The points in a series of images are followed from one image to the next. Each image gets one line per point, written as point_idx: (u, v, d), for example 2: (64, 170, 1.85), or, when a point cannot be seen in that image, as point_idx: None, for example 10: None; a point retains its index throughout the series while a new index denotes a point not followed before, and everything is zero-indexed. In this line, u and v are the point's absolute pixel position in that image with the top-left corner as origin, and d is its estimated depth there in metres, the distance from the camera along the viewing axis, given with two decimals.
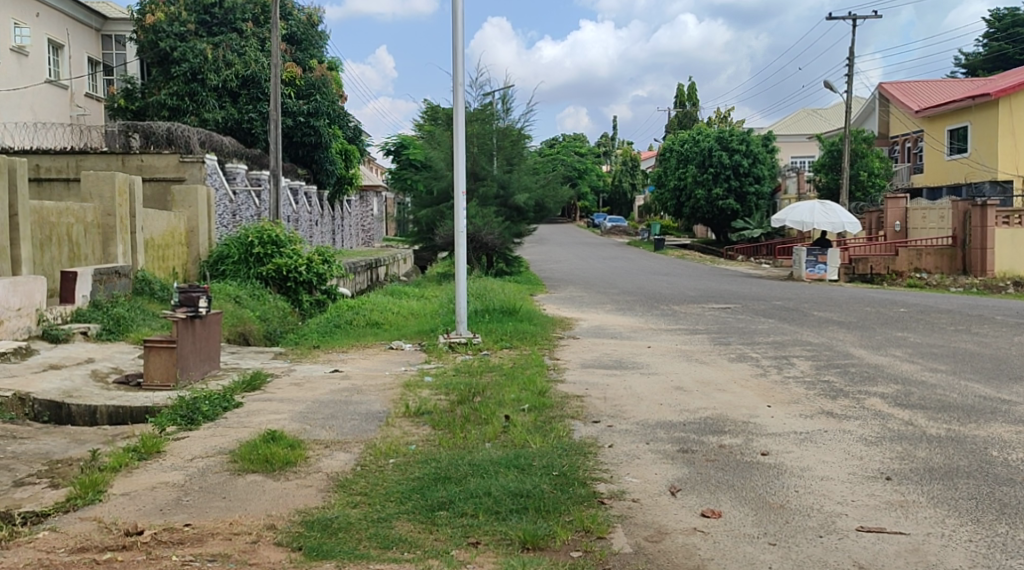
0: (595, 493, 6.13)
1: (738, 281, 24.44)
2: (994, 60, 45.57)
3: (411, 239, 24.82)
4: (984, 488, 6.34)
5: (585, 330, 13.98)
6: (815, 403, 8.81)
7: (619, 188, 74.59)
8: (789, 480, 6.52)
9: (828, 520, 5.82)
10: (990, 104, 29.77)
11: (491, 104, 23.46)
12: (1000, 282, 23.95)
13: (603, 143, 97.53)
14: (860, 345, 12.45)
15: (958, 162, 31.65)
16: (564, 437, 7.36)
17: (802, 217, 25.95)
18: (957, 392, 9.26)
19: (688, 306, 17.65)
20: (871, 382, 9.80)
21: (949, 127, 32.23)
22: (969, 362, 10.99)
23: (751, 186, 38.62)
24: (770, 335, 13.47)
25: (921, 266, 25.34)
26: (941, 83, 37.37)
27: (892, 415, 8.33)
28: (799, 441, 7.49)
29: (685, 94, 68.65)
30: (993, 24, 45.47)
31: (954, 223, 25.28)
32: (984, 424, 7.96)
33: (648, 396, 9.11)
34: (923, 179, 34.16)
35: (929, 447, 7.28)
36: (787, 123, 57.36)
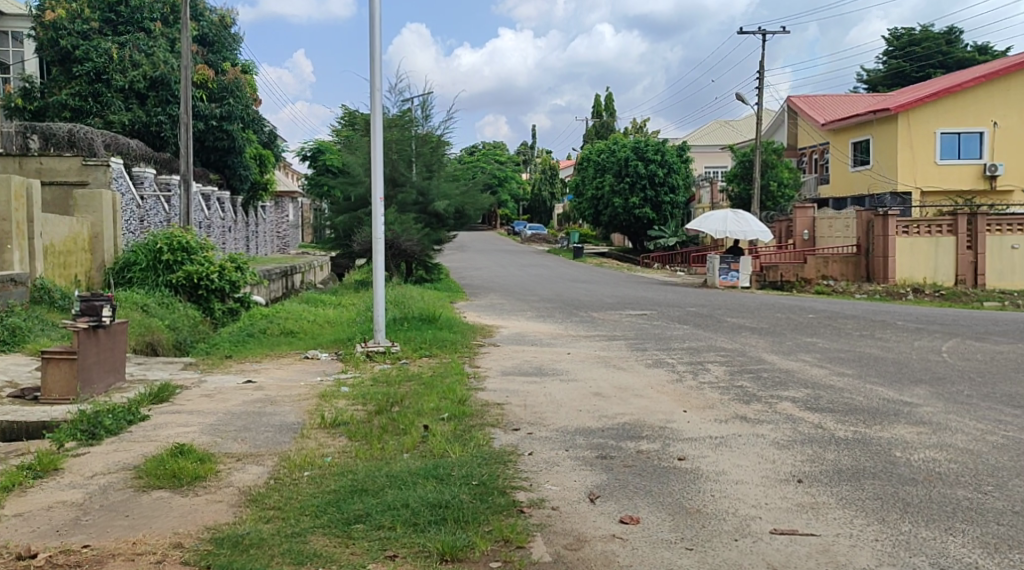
0: (515, 502, 6.09)
1: (655, 289, 24.75)
2: (893, 77, 47.27)
3: (328, 245, 24.42)
4: (889, 488, 6.52)
5: (506, 338, 13.94)
6: (729, 408, 8.94)
7: (538, 196, 75.82)
8: (706, 485, 6.58)
9: (742, 524, 5.89)
10: (890, 119, 30.69)
11: (410, 110, 23.24)
12: (901, 289, 24.18)
13: (522, 152, 98.36)
14: (772, 350, 12.71)
15: (861, 174, 32.63)
16: (484, 446, 7.30)
17: (715, 225, 26.43)
18: (862, 395, 9.52)
19: (606, 313, 17.82)
20: (782, 387, 10.00)
21: (852, 140, 33.25)
22: (874, 366, 11.32)
23: (667, 196, 39.21)
24: (685, 341, 13.66)
25: (828, 273, 25.71)
26: (846, 98, 38.52)
27: (802, 418, 8.51)
28: (715, 445, 7.58)
29: (603, 104, 69.72)
30: (892, 43, 47.40)
31: (858, 232, 25.86)
32: (888, 425, 8.20)
33: (568, 402, 9.12)
34: (830, 190, 35.21)
35: (837, 450, 7.44)
36: (701, 133, 58.70)
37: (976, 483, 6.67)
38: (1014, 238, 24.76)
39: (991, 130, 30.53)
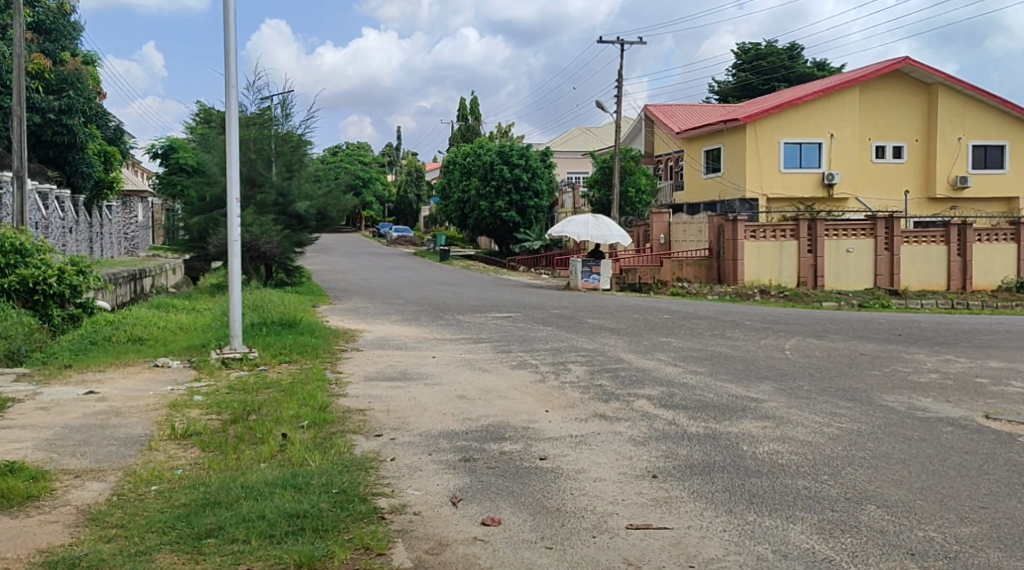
0: (375, 509, 6.06)
1: (519, 291, 25.04)
2: (742, 89, 49.36)
3: (181, 247, 23.59)
4: (736, 480, 6.82)
5: (369, 342, 13.83)
6: (589, 407, 9.15)
7: (404, 198, 75.43)
8: (565, 484, 6.72)
9: (600, 520, 6.05)
10: (739, 129, 31.85)
11: (270, 109, 22.80)
12: (749, 290, 25.20)
13: (388, 154, 97.70)
14: (630, 350, 13.07)
15: (713, 181, 33.83)
16: (345, 453, 7.23)
17: (577, 230, 26.92)
18: (713, 392, 9.92)
19: (471, 316, 17.91)
20: (639, 385, 10.30)
21: (705, 148, 34.44)
22: (725, 364, 11.79)
23: (531, 201, 39.72)
24: (548, 343, 13.89)
25: (683, 275, 26.74)
26: (701, 108, 39.91)
27: (657, 415, 8.80)
28: (575, 444, 7.74)
29: (468, 107, 70.04)
30: (740, 56, 49.55)
31: (711, 237, 26.79)
32: (736, 420, 8.58)
33: (431, 406, 9.13)
34: (683, 196, 36.47)
35: (689, 445, 7.73)
36: (563, 138, 59.76)
37: (815, 472, 7.07)
38: (851, 241, 26.14)
39: (829, 141, 32.14)
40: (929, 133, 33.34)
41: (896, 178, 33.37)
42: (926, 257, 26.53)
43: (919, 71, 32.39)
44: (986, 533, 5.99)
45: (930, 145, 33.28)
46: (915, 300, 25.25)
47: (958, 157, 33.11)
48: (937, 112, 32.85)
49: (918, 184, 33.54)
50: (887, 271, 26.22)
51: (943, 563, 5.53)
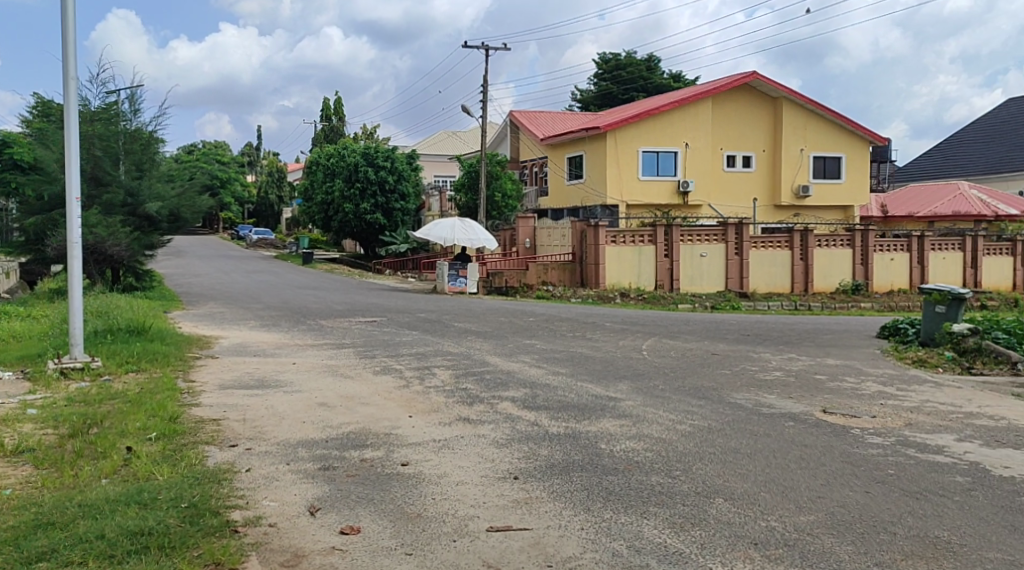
0: (228, 522, 5.85)
1: (384, 295, 24.82)
2: (603, 98, 50.46)
3: (17, 249, 22.24)
4: (594, 478, 6.93)
5: (225, 350, 13.39)
6: (453, 410, 9.12)
7: (265, 200, 73.72)
8: (427, 489, 6.66)
9: (461, 524, 6.02)
10: (599, 137, 32.47)
11: (116, 104, 21.79)
12: (609, 293, 25.72)
13: (247, 153, 95.26)
14: (494, 353, 13.13)
15: (575, 188, 34.41)
16: (196, 465, 6.96)
17: (444, 234, 26.85)
18: (573, 392, 10.06)
19: (334, 320, 17.63)
20: (503, 387, 10.35)
21: (568, 155, 35.00)
22: (586, 365, 11.99)
23: (396, 203, 39.49)
24: (412, 347, 13.80)
25: (547, 279, 26.83)
26: (564, 115, 40.57)
27: (519, 416, 8.84)
28: (438, 448, 7.70)
29: (332, 108, 69.04)
30: (601, 65, 50.69)
31: (573, 241, 27.11)
32: (595, 419, 8.73)
33: (290, 414, 8.90)
34: (548, 202, 36.95)
35: (550, 445, 7.81)
36: (429, 142, 59.67)
37: (669, 468, 7.26)
38: (704, 247, 27.06)
39: (683, 151, 33.13)
40: (774, 144, 34.93)
41: (746, 187, 34.74)
42: (772, 262, 27.77)
43: (767, 85, 33.95)
44: (824, 521, 6.29)
45: (776, 156, 34.86)
46: (762, 302, 26.39)
47: (801, 167, 34.90)
48: (782, 124, 34.50)
49: (765, 192, 35.03)
50: (737, 275, 27.28)
51: (784, 551, 5.77)
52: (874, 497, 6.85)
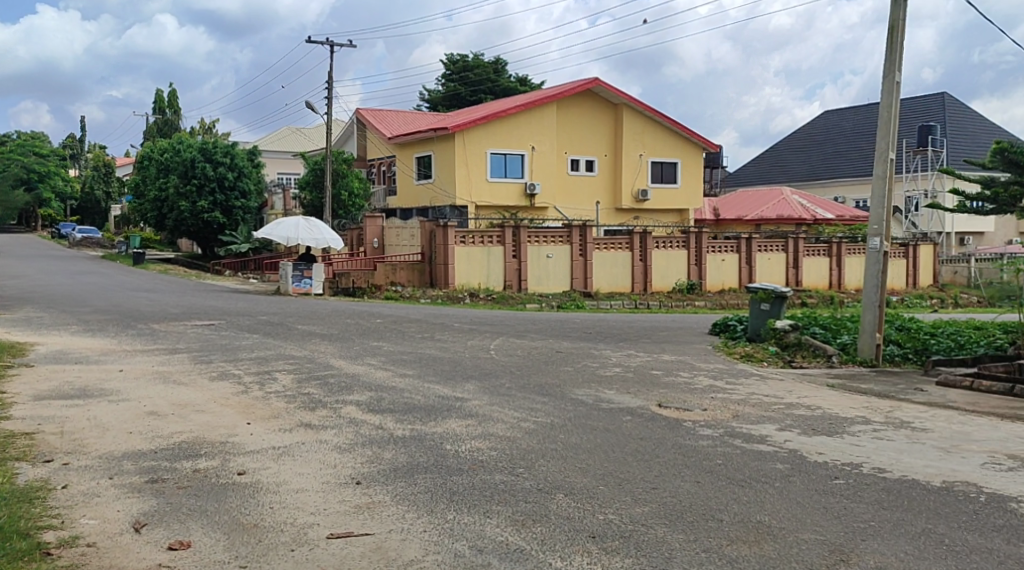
0: (41, 544, 5.49)
1: (223, 297, 24.01)
2: (450, 98, 50.49)
3: None
4: (438, 480, 6.90)
5: (44, 357, 12.59)
6: (293, 416, 8.87)
7: (90, 196, 70.05)
8: (264, 498, 6.46)
9: (299, 533, 5.86)
10: (447, 137, 32.41)
11: None
12: (459, 294, 25.64)
13: (72, 146, 90.20)
14: (339, 356, 12.88)
15: (423, 187, 34.25)
16: (5, 484, 6.50)
17: (287, 232, 26.13)
18: (421, 394, 9.99)
19: (168, 324, 16.88)
20: (347, 391, 10.16)
21: (416, 154, 34.79)
22: (433, 366, 11.93)
23: (236, 201, 38.27)
24: (252, 351, 13.36)
25: (396, 280, 26.46)
26: (410, 114, 40.39)
27: (364, 420, 8.70)
28: (276, 456, 7.47)
29: (166, 101, 66.28)
30: (448, 66, 50.75)
31: (423, 242, 26.94)
32: (441, 421, 8.69)
33: (115, 425, 8.44)
34: (397, 202, 36.65)
35: (395, 448, 7.71)
36: (270, 138, 58.17)
37: (512, 466, 7.30)
38: (549, 248, 27.44)
39: (530, 154, 33.56)
40: (615, 149, 35.86)
41: (590, 191, 35.55)
42: (614, 262, 28.49)
43: (609, 92, 34.81)
44: (658, 511, 6.47)
45: (616, 160, 35.81)
46: (605, 301, 27.04)
47: (640, 171, 36.00)
48: (624, 130, 35.51)
49: (606, 195, 35.94)
50: (582, 275, 27.85)
51: (621, 542, 5.90)
52: (705, 486, 7.11)
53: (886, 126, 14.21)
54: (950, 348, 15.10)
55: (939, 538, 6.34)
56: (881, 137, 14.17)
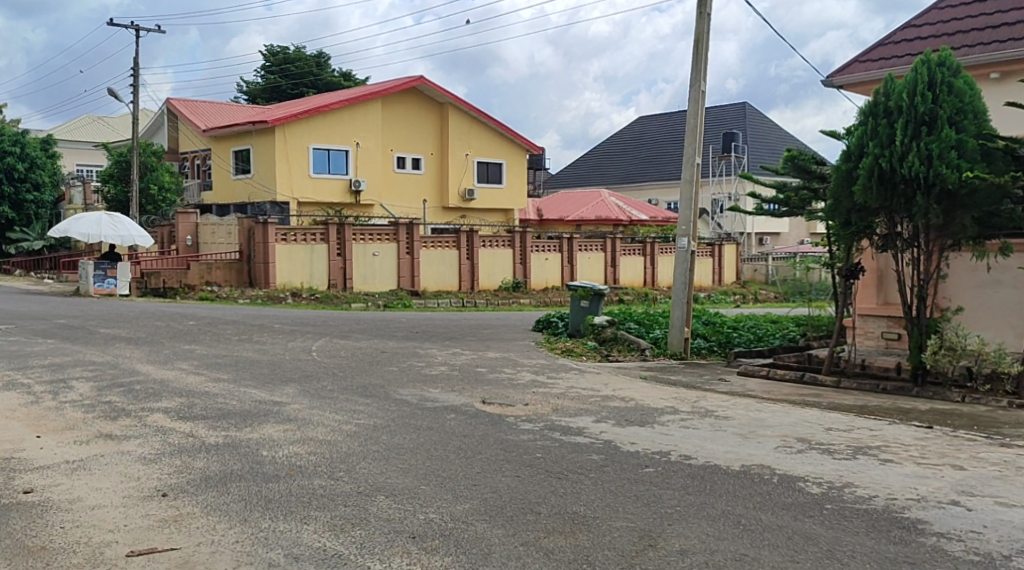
0: None
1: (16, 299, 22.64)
2: (269, 91, 49.21)
3: None
4: (253, 487, 6.82)
5: None
6: (92, 427, 8.51)
7: None
8: (56, 517, 6.21)
9: (95, 553, 5.69)
10: (267, 132, 31.48)
11: None
12: (280, 293, 24.96)
13: None
14: (146, 361, 12.40)
15: (242, 182, 33.16)
16: None
17: (88, 228, 24.77)
18: (235, 399, 9.79)
19: None
20: (155, 398, 9.82)
21: (234, 148, 33.67)
22: (248, 370, 11.70)
23: (29, 193, 36.04)
24: (48, 358, 12.66)
25: (212, 279, 25.40)
26: (226, 106, 39.14)
27: (172, 429, 8.45)
28: (70, 471, 7.16)
29: None
30: (268, 58, 49.44)
31: (241, 240, 26.02)
32: (257, 426, 8.57)
33: None
34: (213, 197, 35.23)
35: (205, 457, 7.55)
36: (70, 128, 54.87)
37: (331, 471, 7.30)
38: (376, 246, 27.29)
39: (355, 150, 33.28)
40: (441, 148, 36.13)
41: (415, 189, 35.61)
42: (440, 260, 28.65)
43: (434, 91, 35.02)
44: (477, 508, 6.65)
45: (443, 159, 36.09)
46: (432, 300, 27.16)
47: (467, 171, 36.46)
48: (449, 130, 35.82)
49: (433, 194, 36.09)
50: (409, 273, 27.89)
51: (439, 541, 6.03)
52: (522, 480, 7.35)
53: (693, 133, 15.02)
54: (750, 341, 16.17)
55: (736, 519, 6.82)
56: (688, 144, 14.96)
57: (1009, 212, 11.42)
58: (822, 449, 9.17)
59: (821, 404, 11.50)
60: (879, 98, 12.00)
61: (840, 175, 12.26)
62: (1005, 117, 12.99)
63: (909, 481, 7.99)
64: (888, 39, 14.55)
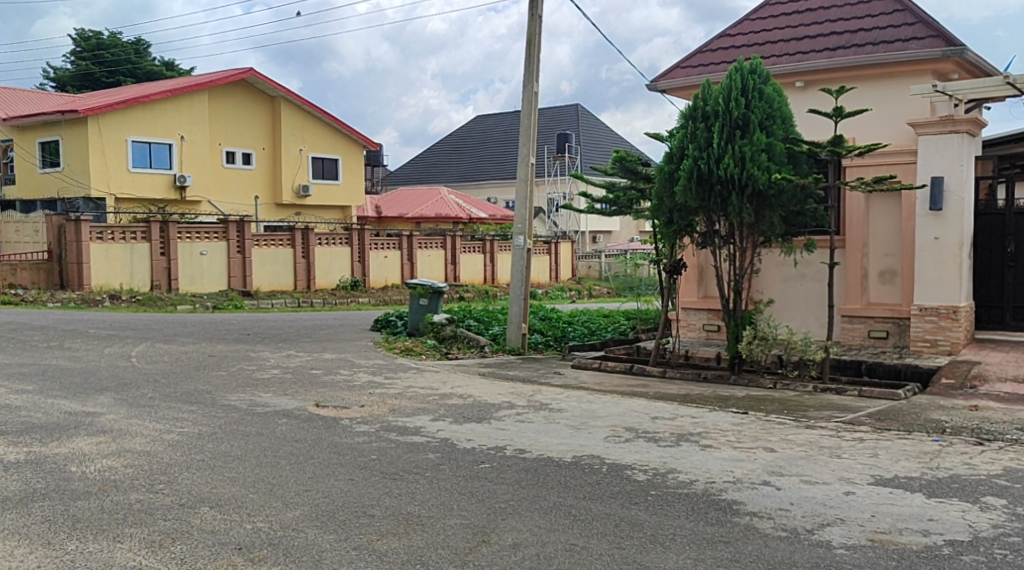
0: None
1: None
2: (81, 79, 46.68)
3: None
4: (59, 507, 6.64)
5: None
6: None
7: None
8: None
9: None
10: (77, 122, 29.36)
11: None
12: (96, 295, 23.28)
13: None
14: None
15: (51, 176, 30.62)
16: None
17: None
18: (41, 412, 9.41)
19: None
20: None
21: (38, 139, 30.97)
22: (58, 379, 11.21)
23: None
24: None
25: (16, 281, 23.41)
26: (30, 94, 36.76)
27: None
28: None
29: None
30: (79, 43, 46.88)
31: (50, 237, 24.23)
32: (65, 440, 8.29)
33: None
34: (15, 191, 32.32)
35: (5, 476, 7.25)
36: None
37: (149, 484, 7.16)
38: (203, 244, 26.29)
39: (179, 143, 31.77)
40: (274, 143, 35.45)
41: (248, 185, 34.67)
42: (274, 259, 28.11)
43: (264, 83, 34.23)
44: (307, 514, 6.69)
45: (275, 155, 35.37)
46: (266, 300, 26.53)
47: (300, 166, 35.91)
48: (282, 125, 35.21)
49: (266, 190, 35.27)
50: (240, 273, 27.17)
51: (267, 551, 6.05)
52: (356, 483, 7.44)
53: (527, 133, 15.37)
54: (584, 335, 16.76)
55: (567, 510, 7.13)
56: (523, 143, 15.30)
57: (812, 211, 12.36)
58: (648, 437, 9.67)
59: (649, 394, 12.09)
60: (697, 103, 12.64)
61: (662, 175, 12.81)
62: (808, 124, 14.03)
63: (726, 465, 8.56)
64: (706, 46, 15.40)
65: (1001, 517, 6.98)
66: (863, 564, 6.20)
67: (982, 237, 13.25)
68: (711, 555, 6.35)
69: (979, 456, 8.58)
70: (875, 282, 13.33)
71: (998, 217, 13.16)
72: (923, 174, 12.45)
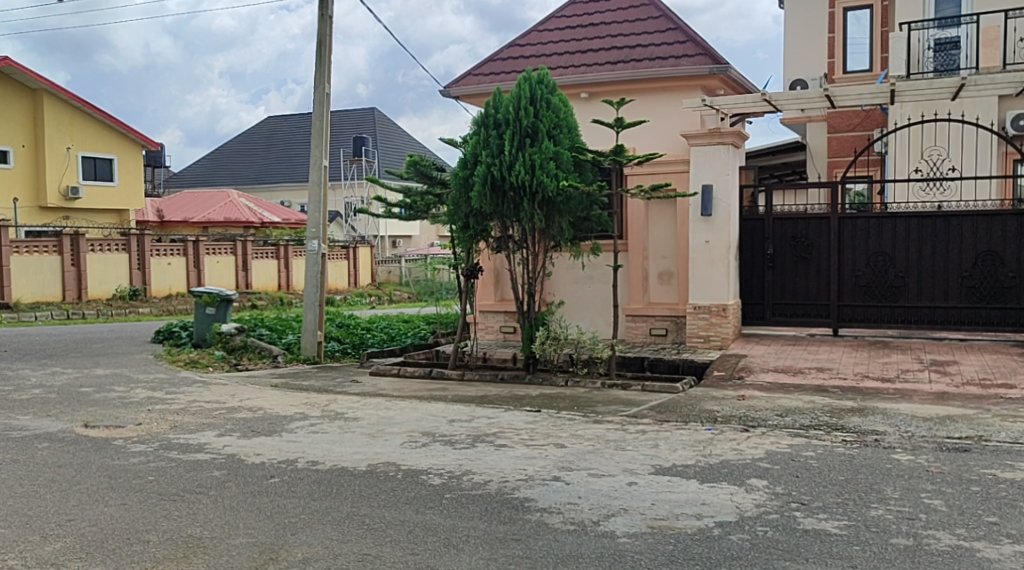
0: None
1: None
2: None
3: None
4: None
5: None
6: None
7: None
8: None
9: None
10: None
11: None
12: None
13: None
14: None
15: None
16: None
17: None
18: None
19: None
20: None
21: None
22: None
23: None
24: None
25: None
26: None
27: None
28: None
29: None
30: None
31: None
32: None
33: None
34: None
35: None
36: None
37: None
38: None
39: None
40: (35, 140, 33.05)
41: (4, 186, 32.07)
42: (39, 268, 26.17)
43: (23, 74, 31.89)
44: (70, 546, 6.33)
45: (38, 153, 32.98)
46: (28, 313, 24.71)
47: (67, 167, 33.70)
48: (44, 120, 32.90)
49: (28, 192, 32.76)
50: None
51: None
52: (129, 508, 7.10)
53: (320, 135, 15.16)
54: (384, 341, 16.73)
55: (359, 519, 7.11)
56: (316, 145, 15.09)
57: (596, 217, 12.90)
58: (444, 441, 9.77)
59: (446, 397, 12.20)
60: (489, 111, 12.88)
61: (457, 181, 12.92)
62: (592, 134, 14.65)
63: (518, 463, 8.78)
64: (496, 56, 15.73)
65: (764, 496, 7.54)
66: (642, 550, 6.53)
67: (746, 240, 14.27)
68: (501, 553, 6.50)
69: (745, 442, 9.23)
70: (655, 283, 14.09)
71: (759, 222, 14.20)
72: (696, 182, 13.27)
